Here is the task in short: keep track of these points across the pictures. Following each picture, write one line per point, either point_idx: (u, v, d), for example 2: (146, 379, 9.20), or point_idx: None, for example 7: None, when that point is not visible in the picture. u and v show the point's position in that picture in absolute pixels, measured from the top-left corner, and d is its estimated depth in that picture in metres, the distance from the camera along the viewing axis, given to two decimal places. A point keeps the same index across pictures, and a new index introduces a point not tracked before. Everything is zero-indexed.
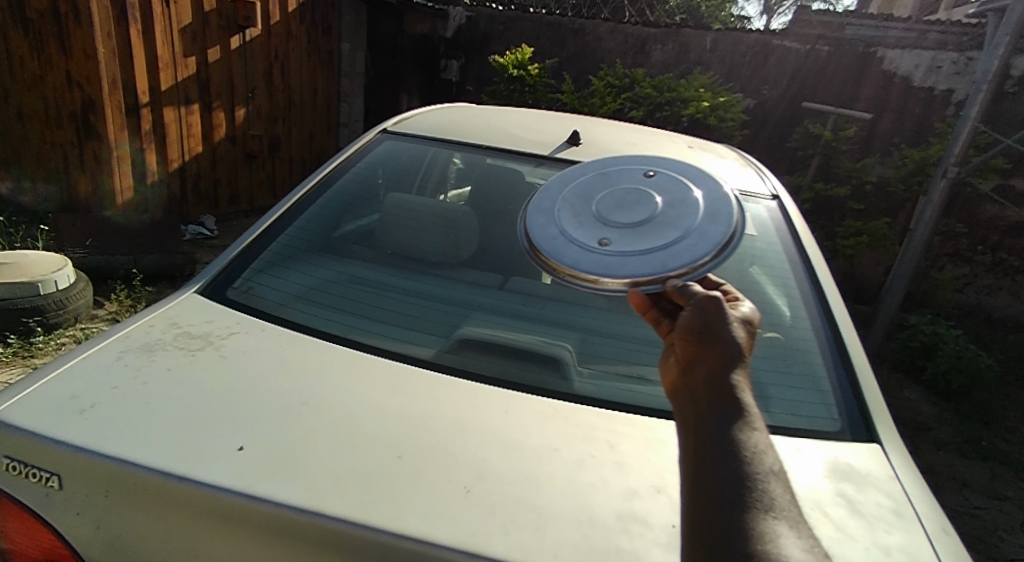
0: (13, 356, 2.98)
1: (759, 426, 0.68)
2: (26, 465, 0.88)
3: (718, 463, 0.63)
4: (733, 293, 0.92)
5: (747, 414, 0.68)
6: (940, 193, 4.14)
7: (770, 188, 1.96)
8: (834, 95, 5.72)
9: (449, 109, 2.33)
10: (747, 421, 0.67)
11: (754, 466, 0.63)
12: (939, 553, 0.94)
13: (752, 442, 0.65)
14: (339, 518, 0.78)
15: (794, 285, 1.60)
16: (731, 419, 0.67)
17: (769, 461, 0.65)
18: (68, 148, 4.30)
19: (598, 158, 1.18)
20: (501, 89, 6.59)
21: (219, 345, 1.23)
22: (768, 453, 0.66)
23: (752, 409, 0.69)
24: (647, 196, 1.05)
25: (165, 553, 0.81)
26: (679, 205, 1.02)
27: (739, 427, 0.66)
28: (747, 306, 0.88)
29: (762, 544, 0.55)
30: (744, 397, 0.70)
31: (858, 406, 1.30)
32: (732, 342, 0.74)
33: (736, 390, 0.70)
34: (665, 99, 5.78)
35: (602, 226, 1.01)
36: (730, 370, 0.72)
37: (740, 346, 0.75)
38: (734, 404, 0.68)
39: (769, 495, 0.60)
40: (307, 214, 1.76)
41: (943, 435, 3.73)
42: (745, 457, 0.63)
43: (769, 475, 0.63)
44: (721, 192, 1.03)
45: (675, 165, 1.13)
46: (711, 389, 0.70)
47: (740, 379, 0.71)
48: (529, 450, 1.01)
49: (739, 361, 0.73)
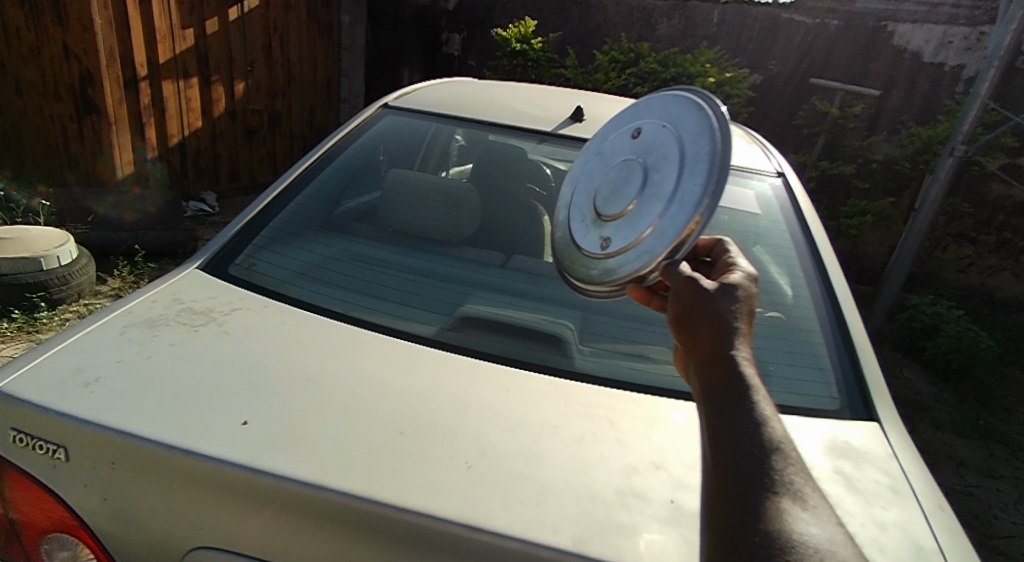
0: (17, 332, 3.00)
1: (766, 397, 0.68)
2: (32, 437, 0.89)
3: (725, 445, 0.64)
4: (730, 254, 0.90)
5: (752, 387, 0.68)
6: (947, 171, 4.10)
7: (775, 165, 1.94)
8: (842, 71, 5.63)
9: (451, 84, 2.29)
10: (752, 393, 0.67)
11: (763, 441, 0.63)
12: (934, 529, 0.96)
13: (758, 415, 0.65)
14: (342, 492, 0.79)
15: (797, 264, 1.60)
16: (735, 394, 0.67)
17: (780, 433, 0.65)
18: (67, 122, 4.26)
19: (595, 140, 1.18)
20: (504, 64, 6.52)
21: (221, 320, 1.23)
22: (778, 424, 0.66)
23: (753, 381, 0.69)
24: (634, 164, 1.00)
25: (171, 527, 0.82)
26: (663, 162, 0.94)
27: (745, 402, 0.66)
28: (743, 268, 0.85)
29: (769, 525, 0.56)
30: (746, 370, 0.70)
31: (858, 385, 1.31)
32: (727, 315, 0.74)
33: (738, 363, 0.70)
34: (670, 75, 5.70)
35: (601, 222, 0.99)
36: (729, 344, 0.71)
37: (737, 317, 0.75)
38: (737, 379, 0.68)
39: (779, 469, 0.61)
40: (308, 190, 1.75)
41: (941, 414, 3.76)
42: (752, 434, 0.63)
43: (780, 447, 0.63)
44: (706, 119, 0.91)
45: (658, 107, 1.04)
46: (713, 368, 0.70)
47: (738, 354, 0.71)
48: (530, 427, 1.02)
49: (738, 334, 0.73)
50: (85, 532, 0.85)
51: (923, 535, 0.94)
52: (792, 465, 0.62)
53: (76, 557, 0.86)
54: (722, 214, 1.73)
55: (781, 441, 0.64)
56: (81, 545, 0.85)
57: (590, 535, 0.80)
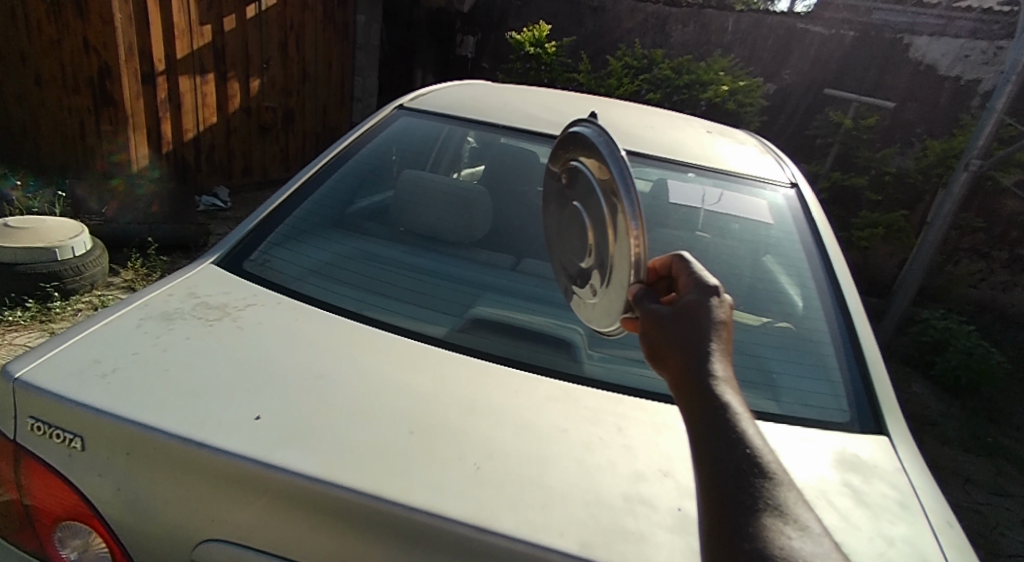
0: (31, 320, 3.04)
1: (745, 414, 0.65)
2: (50, 426, 0.91)
3: (712, 474, 0.60)
4: (689, 265, 0.84)
5: (731, 407, 0.64)
6: (961, 186, 4.07)
7: (789, 175, 1.94)
8: (856, 82, 5.62)
9: (468, 86, 2.31)
10: (732, 415, 0.64)
11: (747, 463, 0.60)
12: (943, 546, 0.95)
13: (741, 436, 0.62)
14: (352, 489, 0.80)
15: (809, 276, 1.59)
16: (714, 419, 0.63)
17: (766, 453, 0.61)
18: (85, 114, 4.32)
19: (546, 190, 1.21)
20: (517, 67, 6.55)
21: (236, 316, 1.25)
22: (763, 443, 0.62)
23: (728, 400, 0.65)
24: (578, 210, 1.02)
25: (178, 522, 0.82)
26: (592, 201, 0.95)
27: (721, 421, 0.63)
28: (708, 281, 0.80)
29: (757, 550, 0.52)
30: (724, 391, 0.66)
31: (868, 398, 1.31)
32: (700, 336, 0.71)
33: (713, 385, 0.66)
34: (683, 82, 5.72)
35: (585, 270, 1.01)
36: (705, 367, 0.68)
37: (711, 335, 0.71)
38: (716, 402, 0.65)
39: (768, 490, 0.58)
40: (323, 188, 1.77)
41: (950, 430, 3.73)
42: (736, 460, 0.60)
43: (768, 468, 0.60)
44: (600, 149, 0.90)
45: (571, 147, 1.04)
46: (689, 396, 0.67)
47: (710, 373, 0.67)
48: (539, 430, 1.02)
49: (713, 353, 0.70)
50: (98, 520, 0.86)
51: (931, 551, 0.93)
52: (780, 483, 0.59)
53: (88, 546, 0.87)
54: (733, 223, 1.72)
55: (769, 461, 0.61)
56: (94, 533, 0.86)
57: (596, 540, 0.81)
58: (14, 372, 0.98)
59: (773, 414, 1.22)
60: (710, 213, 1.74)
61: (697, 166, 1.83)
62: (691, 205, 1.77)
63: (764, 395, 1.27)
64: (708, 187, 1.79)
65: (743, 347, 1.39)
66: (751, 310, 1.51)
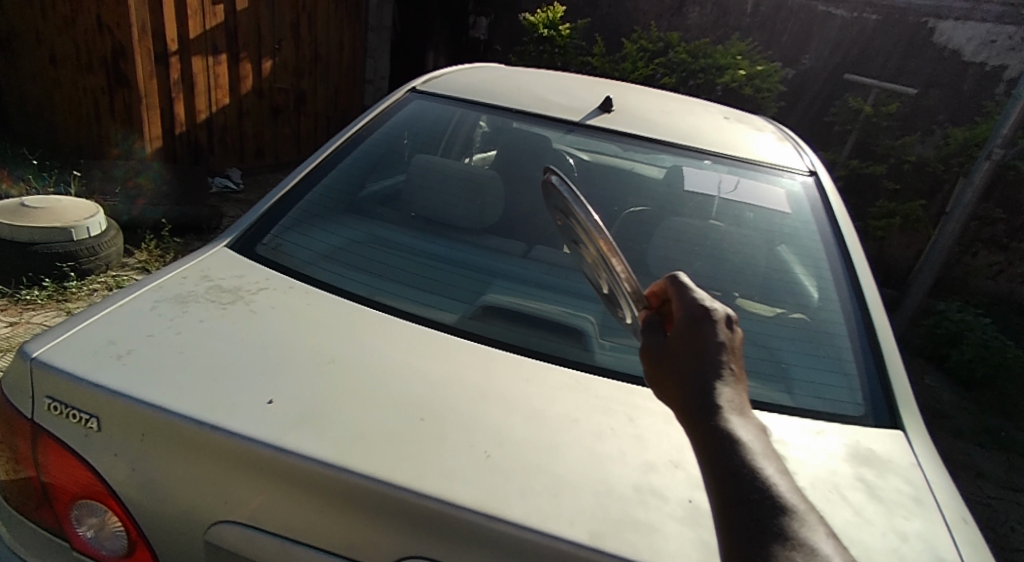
0: (48, 299, 3.09)
1: (750, 443, 0.63)
2: (66, 406, 0.92)
3: (725, 511, 0.58)
4: (682, 282, 0.81)
5: (736, 437, 0.63)
6: (983, 176, 3.98)
7: (807, 163, 1.91)
8: (877, 67, 5.50)
9: (482, 69, 2.28)
10: (741, 447, 0.62)
11: (760, 495, 0.58)
12: (958, 543, 0.94)
13: (752, 466, 0.61)
14: (363, 474, 0.81)
15: (826, 267, 1.57)
16: (725, 452, 0.62)
17: (779, 483, 0.60)
18: (100, 94, 4.36)
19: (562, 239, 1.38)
20: (530, 50, 6.45)
21: (249, 299, 1.25)
22: (775, 473, 0.61)
23: (731, 433, 0.63)
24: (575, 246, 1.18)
25: (193, 509, 0.83)
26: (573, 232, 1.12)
27: (728, 452, 0.62)
28: (703, 303, 0.76)
29: None
30: (731, 423, 0.64)
31: (883, 392, 1.29)
32: (703, 365, 0.69)
33: (715, 415, 0.65)
34: (699, 66, 5.63)
35: (609, 299, 1.14)
36: (710, 399, 0.66)
37: (713, 365, 0.69)
38: (724, 434, 0.63)
39: (783, 521, 0.56)
40: (335, 171, 1.76)
41: (961, 423, 3.69)
42: (749, 496, 0.58)
43: (784, 500, 0.58)
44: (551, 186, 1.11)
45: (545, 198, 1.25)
46: (697, 431, 0.65)
47: (710, 408, 0.66)
48: (549, 419, 1.02)
49: (717, 382, 0.68)
50: (113, 498, 0.87)
51: (945, 547, 0.93)
52: (794, 513, 0.57)
53: (105, 524, 0.89)
54: (747, 211, 1.69)
55: (782, 492, 0.59)
56: (109, 512, 0.88)
57: (606, 530, 0.81)
58: (31, 351, 0.99)
59: (786, 407, 1.20)
60: (725, 201, 1.71)
61: (713, 153, 1.81)
62: (706, 193, 1.74)
63: (777, 387, 1.25)
64: (723, 174, 1.76)
65: (756, 338, 1.37)
66: (765, 301, 1.49)
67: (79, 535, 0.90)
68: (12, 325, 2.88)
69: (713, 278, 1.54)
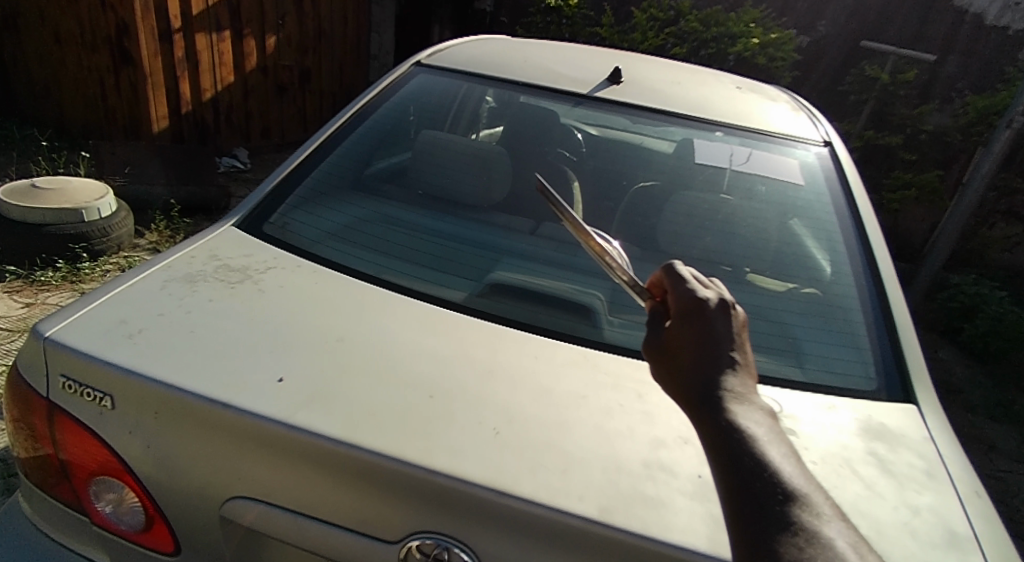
0: (61, 281, 3.13)
1: (759, 433, 0.61)
2: (81, 385, 0.93)
3: (736, 506, 0.57)
4: (678, 274, 0.78)
5: (745, 429, 0.60)
6: (1002, 145, 3.88)
7: (822, 134, 1.87)
8: (894, 34, 5.36)
9: (488, 41, 2.24)
10: (749, 438, 0.60)
11: (769, 489, 0.57)
12: (970, 516, 0.94)
13: (762, 460, 0.59)
14: (373, 451, 0.81)
15: (840, 240, 1.54)
16: (733, 444, 0.59)
17: (789, 472, 0.59)
18: (106, 73, 4.39)
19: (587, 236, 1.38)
20: (537, 21, 6.32)
21: (257, 279, 1.26)
22: (784, 462, 0.59)
23: (738, 424, 0.61)
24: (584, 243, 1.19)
25: (209, 485, 0.85)
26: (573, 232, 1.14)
27: (736, 442, 0.59)
28: (700, 293, 0.73)
29: None
30: (737, 413, 0.62)
31: (897, 368, 1.28)
32: (707, 355, 0.67)
33: (720, 405, 0.63)
34: (711, 35, 5.52)
35: None
36: (717, 391, 0.64)
37: (716, 357, 0.67)
38: (731, 427, 0.61)
39: (793, 513, 0.55)
40: (341, 149, 1.75)
41: (974, 397, 3.67)
42: (760, 489, 0.57)
43: (794, 491, 0.57)
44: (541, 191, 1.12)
45: None
46: (702, 425, 0.62)
47: (716, 401, 0.63)
48: (558, 396, 1.02)
49: (722, 373, 0.66)
50: (129, 475, 0.89)
51: (958, 521, 0.92)
52: (802, 502, 0.56)
53: (123, 500, 0.90)
54: (760, 184, 1.66)
55: (792, 481, 0.58)
56: (127, 488, 0.89)
57: (615, 505, 0.81)
58: (45, 331, 1.01)
59: (798, 383, 1.19)
60: (737, 173, 1.68)
61: (725, 124, 1.78)
62: (717, 165, 1.70)
63: (787, 362, 1.25)
64: (735, 146, 1.72)
65: (767, 313, 1.36)
66: (777, 275, 1.47)
67: (98, 510, 0.92)
68: (28, 306, 2.92)
69: (724, 252, 1.52)
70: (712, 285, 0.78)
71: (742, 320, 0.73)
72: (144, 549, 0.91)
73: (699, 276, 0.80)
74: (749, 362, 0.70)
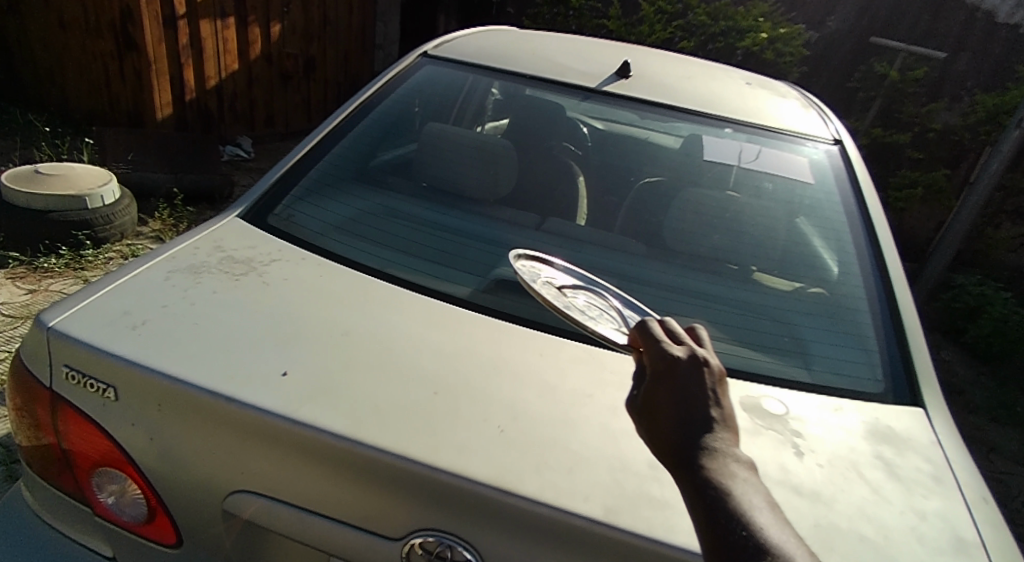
0: (65, 268, 3.12)
1: (744, 492, 0.54)
2: (84, 376, 0.92)
3: None
4: (651, 331, 0.73)
5: (726, 487, 0.53)
6: (1011, 144, 3.86)
7: (832, 132, 1.85)
8: (905, 30, 5.32)
9: (496, 32, 2.22)
10: (727, 492, 0.53)
11: (743, 544, 0.49)
12: (977, 522, 0.93)
13: (743, 516, 0.51)
14: (377, 448, 0.81)
15: (850, 240, 1.53)
16: (708, 499, 0.53)
17: (772, 529, 0.51)
18: (109, 59, 4.37)
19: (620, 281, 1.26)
20: (543, 12, 6.29)
21: (262, 271, 1.25)
22: (768, 519, 0.51)
23: (722, 484, 0.54)
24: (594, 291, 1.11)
25: (208, 479, 0.84)
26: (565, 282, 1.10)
27: (716, 498, 0.52)
28: (673, 352, 0.68)
29: None
30: (715, 467, 0.56)
31: (905, 371, 1.27)
32: (685, 413, 0.61)
33: (699, 461, 0.56)
34: (719, 29, 5.49)
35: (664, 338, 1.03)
36: (692, 446, 0.58)
37: (696, 415, 0.61)
38: (708, 481, 0.54)
39: None
40: (346, 141, 1.73)
41: (977, 398, 3.66)
42: (737, 544, 0.49)
43: (776, 546, 0.49)
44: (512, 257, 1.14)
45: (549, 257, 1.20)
46: (682, 484, 0.56)
47: (697, 459, 0.57)
48: (564, 395, 1.02)
49: (701, 430, 0.60)
50: (131, 466, 0.88)
51: (965, 527, 0.91)
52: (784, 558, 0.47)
53: (125, 491, 0.90)
54: (767, 181, 1.65)
55: (776, 538, 0.49)
56: (129, 479, 0.89)
57: (621, 506, 0.80)
58: (48, 321, 1.00)
59: (806, 384, 1.18)
60: (746, 170, 1.66)
61: (734, 121, 1.77)
62: (726, 161, 1.68)
63: (794, 363, 1.24)
64: (744, 143, 1.71)
65: (773, 313, 1.35)
66: (784, 274, 1.46)
67: (100, 501, 0.92)
68: (31, 293, 2.92)
69: (731, 251, 1.51)
70: (689, 340, 0.73)
71: (720, 374, 0.67)
72: (146, 541, 0.91)
73: (674, 331, 0.75)
74: (731, 418, 0.64)
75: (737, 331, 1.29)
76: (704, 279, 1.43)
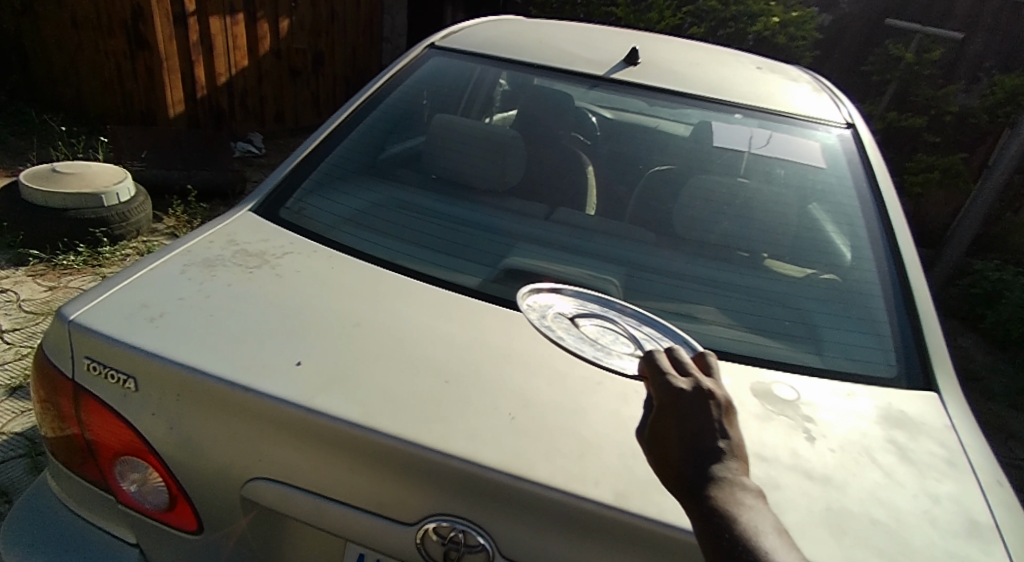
0: (83, 265, 3.18)
1: (755, 520, 0.54)
2: (105, 367, 0.95)
3: None
4: (656, 364, 0.74)
5: (734, 516, 0.54)
6: None
7: (845, 115, 1.83)
8: (921, 10, 5.20)
9: (504, 22, 2.22)
10: (735, 520, 0.53)
11: None
12: (991, 504, 0.93)
13: (751, 544, 0.51)
14: (390, 436, 0.82)
15: (863, 225, 1.51)
16: (716, 529, 0.53)
17: (779, 553, 0.51)
18: (122, 58, 4.42)
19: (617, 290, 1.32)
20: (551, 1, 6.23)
21: (274, 263, 1.26)
22: (777, 546, 0.52)
23: (732, 512, 0.54)
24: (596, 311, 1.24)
25: (229, 476, 0.86)
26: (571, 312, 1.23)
27: (726, 528, 0.53)
28: (679, 383, 0.69)
29: None
30: (724, 498, 0.56)
31: (919, 356, 1.26)
32: (693, 446, 0.62)
33: (706, 494, 0.57)
34: (730, 13, 5.42)
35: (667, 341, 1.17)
36: (699, 477, 0.59)
37: (702, 448, 0.61)
38: (716, 511, 0.55)
39: None
40: (355, 133, 1.75)
41: (995, 385, 3.62)
42: None
43: None
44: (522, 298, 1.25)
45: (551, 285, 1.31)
46: (693, 514, 0.57)
47: (704, 491, 0.57)
48: (574, 382, 1.02)
49: (709, 461, 0.60)
50: (153, 456, 0.90)
51: (977, 510, 0.91)
52: None
53: (146, 479, 0.92)
54: (778, 167, 1.63)
55: None
56: (150, 468, 0.91)
57: (632, 490, 0.81)
58: (68, 314, 1.03)
59: (817, 370, 1.18)
60: (756, 156, 1.64)
61: (745, 106, 1.75)
62: (737, 147, 1.67)
63: (805, 349, 1.23)
64: (755, 129, 1.70)
65: (784, 299, 1.35)
66: (795, 261, 1.45)
67: (123, 489, 0.94)
68: (52, 289, 2.98)
69: (741, 237, 1.50)
70: (696, 370, 0.73)
71: (727, 403, 0.68)
72: (168, 527, 0.93)
73: (680, 359, 0.75)
74: (740, 448, 0.64)
75: (747, 317, 1.29)
76: (714, 266, 1.42)
